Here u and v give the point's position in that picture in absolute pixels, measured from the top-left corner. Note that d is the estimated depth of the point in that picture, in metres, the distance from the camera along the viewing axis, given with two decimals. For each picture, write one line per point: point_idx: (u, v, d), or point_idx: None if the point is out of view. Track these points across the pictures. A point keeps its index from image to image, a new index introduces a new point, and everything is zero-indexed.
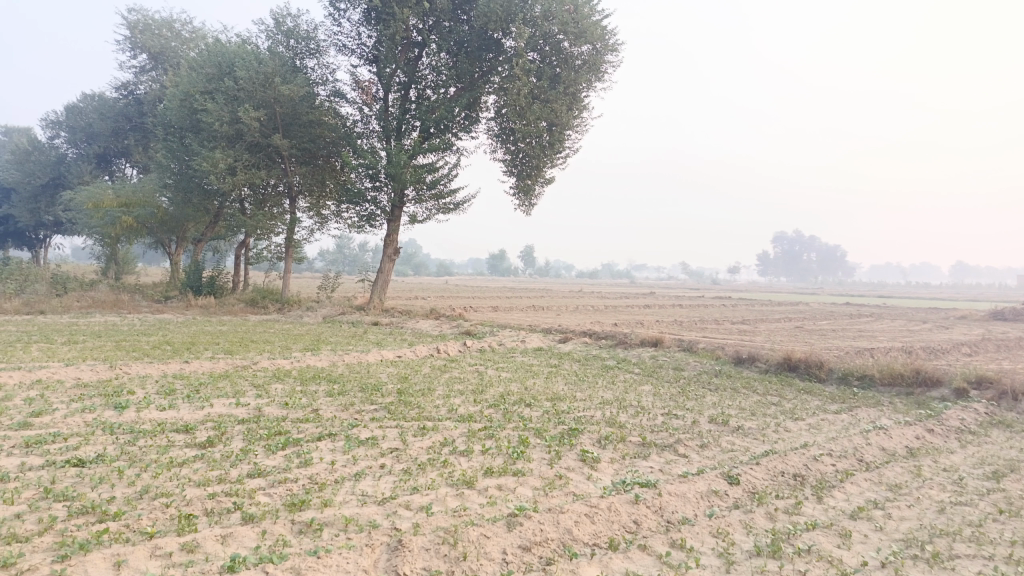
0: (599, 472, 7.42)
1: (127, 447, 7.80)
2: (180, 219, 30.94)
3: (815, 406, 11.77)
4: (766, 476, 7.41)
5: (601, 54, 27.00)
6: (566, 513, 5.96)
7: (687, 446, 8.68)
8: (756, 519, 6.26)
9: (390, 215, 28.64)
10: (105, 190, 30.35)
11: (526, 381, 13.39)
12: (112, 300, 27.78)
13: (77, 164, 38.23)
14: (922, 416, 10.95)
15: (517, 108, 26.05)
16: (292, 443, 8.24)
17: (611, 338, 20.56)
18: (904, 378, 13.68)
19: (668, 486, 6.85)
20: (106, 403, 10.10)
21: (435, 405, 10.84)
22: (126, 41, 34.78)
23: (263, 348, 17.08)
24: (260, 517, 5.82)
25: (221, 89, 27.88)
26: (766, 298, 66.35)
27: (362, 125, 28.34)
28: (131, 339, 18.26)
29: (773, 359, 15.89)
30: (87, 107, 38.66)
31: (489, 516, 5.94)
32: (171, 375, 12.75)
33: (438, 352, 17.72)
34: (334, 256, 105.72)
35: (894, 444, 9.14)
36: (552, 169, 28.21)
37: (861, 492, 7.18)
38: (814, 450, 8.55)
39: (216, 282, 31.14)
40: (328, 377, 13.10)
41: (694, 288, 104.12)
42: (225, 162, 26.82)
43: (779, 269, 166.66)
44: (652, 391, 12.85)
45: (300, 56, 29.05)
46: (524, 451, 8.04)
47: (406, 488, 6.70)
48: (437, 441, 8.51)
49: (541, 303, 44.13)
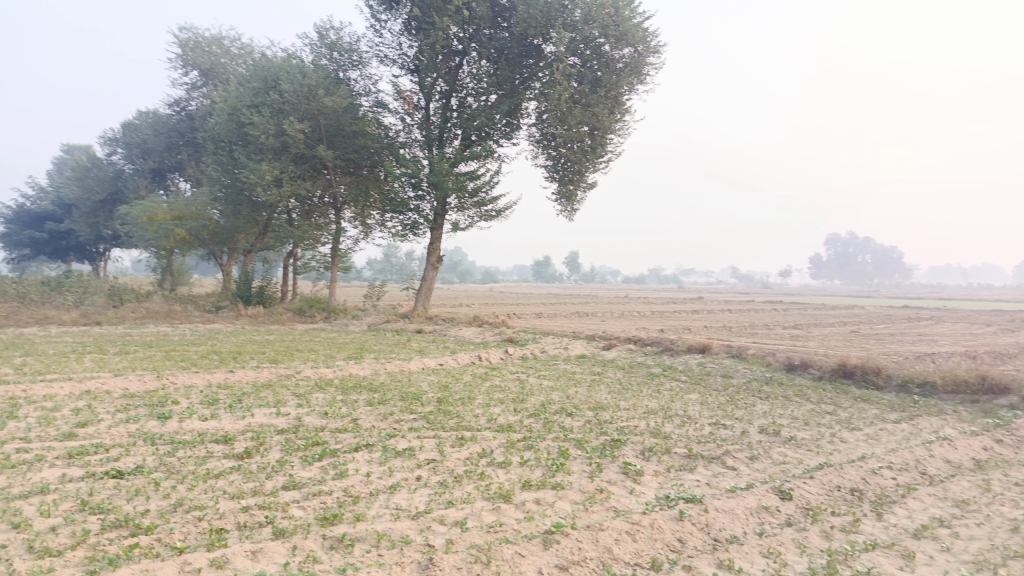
0: (643, 485, 7.13)
1: (166, 459, 7.80)
2: (230, 230, 31.55)
3: (872, 415, 11.21)
4: (820, 491, 7.00)
5: (644, 56, 26.55)
6: (605, 530, 5.68)
7: (736, 457, 8.31)
8: (810, 538, 5.87)
9: (434, 224, 28.65)
10: (159, 204, 31.13)
11: (568, 390, 13.13)
12: (165, 311, 28.45)
13: (133, 179, 39.43)
14: (990, 425, 10.31)
15: (558, 113, 25.89)
16: (328, 453, 8.14)
17: (657, 344, 20.09)
18: (968, 385, 12.95)
19: (715, 501, 6.50)
20: (150, 413, 10.21)
21: (474, 414, 10.65)
22: (177, 59, 35.75)
23: (307, 357, 17.17)
24: (290, 532, 5.70)
25: (267, 103, 28.38)
26: (819, 302, 64.62)
27: (405, 135, 28.47)
28: (180, 348, 18.58)
29: (828, 365, 15.27)
30: (142, 124, 39.81)
31: (525, 533, 5.69)
32: (216, 385, 12.87)
33: (480, 360, 17.58)
34: (381, 265, 106.98)
35: (960, 456, 8.58)
36: (594, 173, 27.85)
37: (925, 508, 6.71)
38: (872, 462, 8.07)
39: (264, 292, 31.62)
40: (370, 385, 13.05)
41: (744, 293, 101.89)
42: (272, 173, 27.31)
43: (832, 271, 162.20)
44: (699, 399, 12.43)
45: (343, 68, 29.29)
46: (564, 464, 7.78)
47: (441, 502, 6.51)
48: (475, 452, 8.32)
49: (585, 309, 43.77)
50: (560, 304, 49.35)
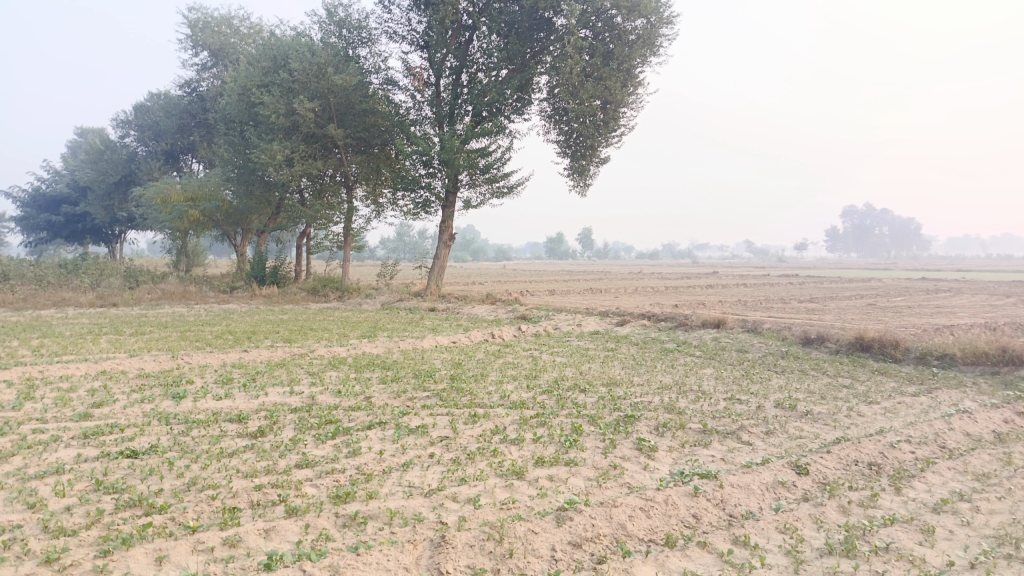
0: (657, 462, 7.06)
1: (181, 438, 7.83)
2: (243, 211, 31.55)
3: (890, 388, 11.07)
4: (838, 466, 6.89)
5: (656, 27, 26.04)
6: (619, 507, 5.62)
7: (751, 433, 8.21)
8: (827, 513, 5.79)
9: (445, 202, 28.52)
10: (173, 186, 31.17)
11: (581, 366, 13.07)
12: (180, 292, 28.59)
13: (146, 161, 39.52)
14: (1011, 397, 10.13)
15: (570, 87, 25.57)
16: (342, 432, 8.14)
17: (671, 320, 19.96)
18: (988, 357, 12.74)
19: (730, 477, 6.42)
20: (165, 393, 10.25)
21: (487, 391, 10.62)
22: (187, 39, 35.59)
23: (321, 335, 17.22)
24: (303, 510, 5.69)
25: (277, 82, 28.23)
26: (836, 275, 63.89)
27: (415, 112, 28.24)
28: (195, 329, 18.68)
29: (844, 339, 15.11)
30: (154, 105, 39.80)
31: (538, 510, 5.65)
32: (230, 364, 12.91)
33: (493, 337, 17.55)
34: (394, 244, 107.14)
35: (980, 430, 8.44)
36: (606, 148, 27.51)
37: (945, 482, 6.60)
38: (891, 436, 7.95)
39: (279, 272, 31.67)
40: (383, 363, 13.06)
41: (759, 267, 101.23)
42: (283, 153, 27.22)
43: (849, 244, 160.52)
44: (714, 374, 12.34)
45: (353, 45, 29.03)
46: (577, 440, 7.72)
47: (454, 479, 6.48)
48: (488, 429, 8.28)
49: (599, 286, 43.64)
50: (573, 281, 49.23)
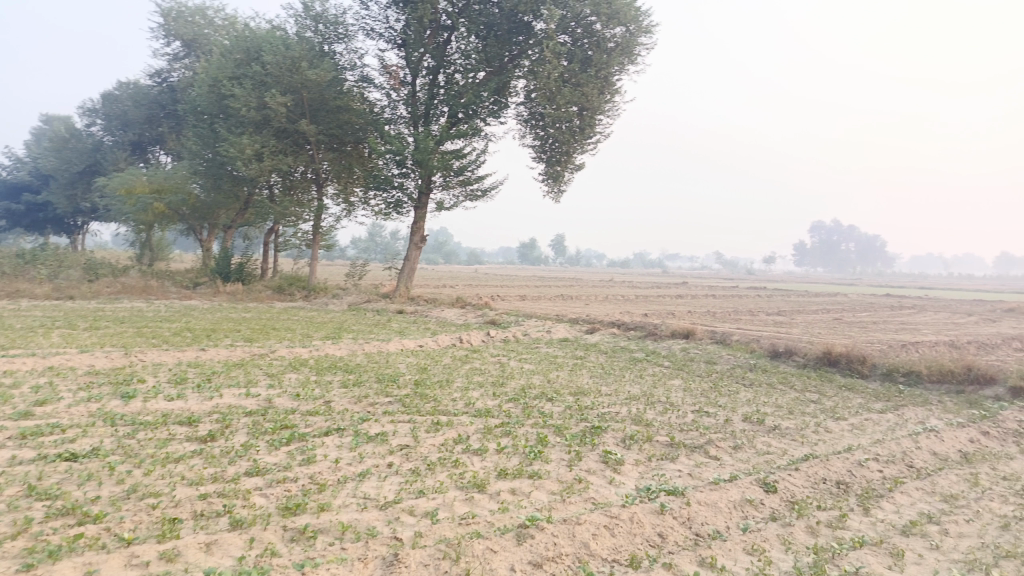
0: (623, 476, 6.86)
1: (126, 441, 7.43)
2: (211, 206, 30.83)
3: (857, 404, 11.04)
4: (806, 484, 6.76)
5: (635, 36, 26.09)
6: (583, 524, 5.40)
7: (719, 447, 8.06)
8: (795, 534, 5.62)
9: (418, 203, 28.21)
10: (138, 177, 30.32)
11: (549, 374, 12.87)
12: (141, 286, 27.81)
13: (113, 151, 38.50)
14: (976, 417, 10.13)
15: (547, 92, 25.43)
16: (297, 437, 7.79)
17: (641, 329, 19.88)
18: (954, 375, 12.79)
19: (698, 494, 6.24)
20: (114, 392, 9.78)
21: (452, 398, 10.34)
22: (159, 29, 34.73)
23: (284, 336, 16.78)
24: (249, 522, 5.36)
25: (249, 75, 27.66)
26: (803, 289, 64.65)
27: (390, 111, 27.86)
28: (153, 325, 18.07)
29: (812, 353, 15.11)
30: (122, 95, 38.84)
31: (497, 527, 5.39)
32: (186, 363, 12.44)
33: (461, 342, 17.27)
34: (365, 244, 106.25)
35: (947, 449, 8.39)
36: (582, 154, 27.44)
37: (913, 503, 6.49)
38: (858, 454, 7.85)
39: (244, 269, 30.96)
40: (345, 366, 12.69)
41: (727, 280, 101.85)
42: (252, 147, 26.63)
43: (816, 258, 162.95)
44: (682, 385, 12.21)
45: (329, 41, 28.57)
46: (542, 451, 7.48)
47: (412, 491, 6.20)
48: (450, 438, 8.02)
49: (570, 292, 43.52)
50: (544, 288, 49.03)
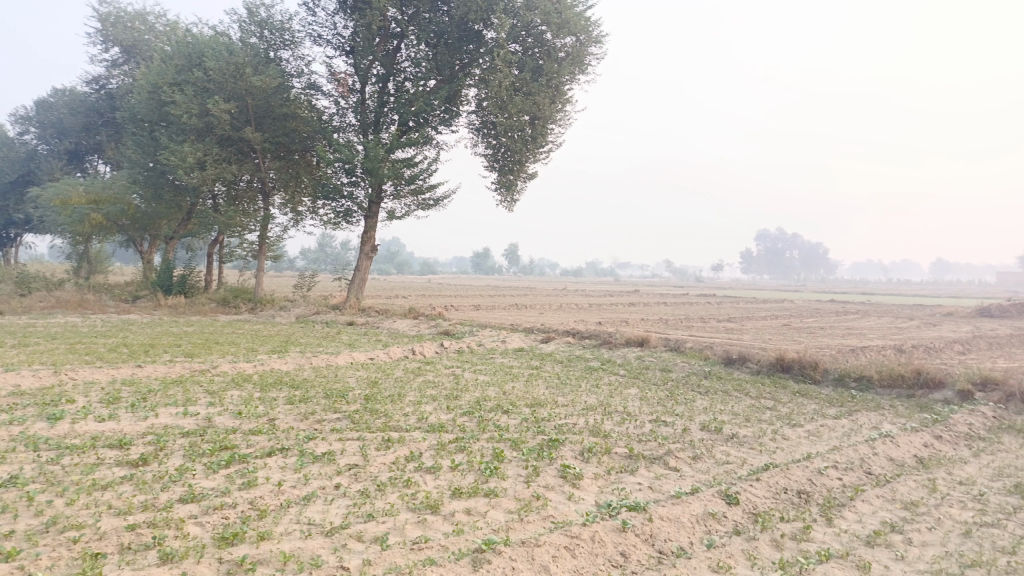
0: (582, 491, 6.62)
1: (48, 467, 6.85)
2: (151, 217, 29.67)
3: (812, 410, 11.04)
4: (767, 494, 6.61)
5: (585, 45, 26.19)
6: (542, 546, 5.13)
7: (678, 457, 7.89)
8: (760, 548, 5.45)
9: (368, 212, 27.70)
10: (74, 187, 29.00)
11: (504, 385, 12.57)
12: (77, 300, 26.57)
13: (47, 160, 36.88)
14: (928, 421, 10.21)
15: (499, 101, 25.25)
16: (237, 459, 7.33)
17: (596, 337, 19.76)
18: (904, 380, 12.95)
19: (659, 508, 6.02)
20: (39, 414, 9.11)
21: (404, 412, 9.96)
22: (96, 34, 33.42)
23: (228, 350, 16.11)
24: (180, 555, 4.91)
25: (191, 81, 26.78)
26: (751, 296, 65.89)
27: (338, 119, 27.29)
28: (87, 341, 17.15)
29: (765, 359, 15.17)
30: (58, 102, 37.30)
31: (452, 551, 5.08)
32: (120, 381, 11.76)
33: (413, 353, 16.85)
34: (315, 255, 104.53)
35: (903, 454, 8.39)
36: (534, 163, 27.34)
37: (874, 512, 6.41)
38: (818, 461, 7.76)
39: (187, 281, 29.89)
40: (292, 382, 12.16)
41: (677, 287, 103.06)
42: (194, 155, 25.74)
43: (763, 266, 166.70)
44: (639, 394, 12.06)
45: (274, 47, 27.89)
46: (498, 467, 7.19)
47: (360, 515, 5.83)
48: (402, 455, 7.66)
49: (524, 301, 43.27)
50: (498, 297, 48.78)
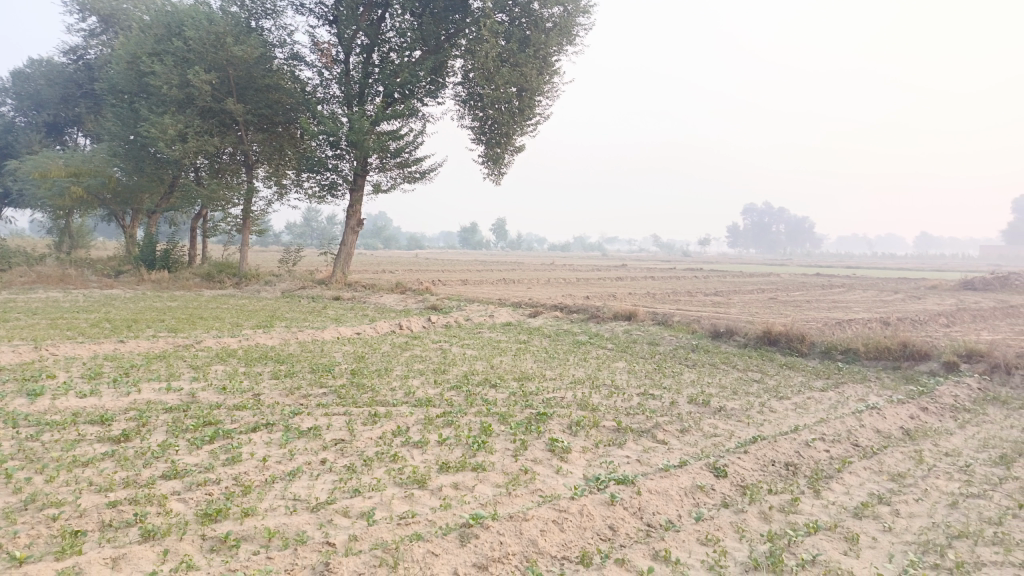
0: (570, 465, 6.58)
1: (28, 444, 6.73)
2: (133, 190, 29.16)
3: (798, 382, 11.07)
4: (756, 467, 6.60)
5: (573, 16, 25.79)
6: (529, 520, 5.08)
7: (666, 430, 7.87)
8: (749, 521, 5.44)
9: (353, 185, 27.39)
10: (53, 160, 28.41)
11: (492, 359, 12.51)
12: (58, 275, 26.17)
13: (25, 133, 36.13)
14: (914, 393, 10.26)
15: (485, 72, 24.88)
16: (221, 435, 7.22)
17: (583, 312, 19.71)
18: (890, 352, 13.00)
19: (648, 482, 5.99)
20: (19, 390, 8.93)
21: (390, 387, 9.89)
22: (73, 2, 32.52)
23: (212, 325, 15.91)
24: (162, 532, 4.82)
25: (170, 51, 26.21)
26: (737, 270, 65.94)
27: (322, 90, 26.84)
28: (68, 316, 16.89)
29: (753, 332, 15.20)
30: (34, 73, 36.49)
31: (439, 526, 5.02)
32: (103, 356, 11.58)
33: (400, 328, 16.74)
34: (301, 230, 103.82)
35: (889, 426, 8.42)
36: (521, 136, 27.04)
37: (862, 484, 6.42)
38: (805, 433, 7.77)
39: (171, 256, 29.51)
40: (277, 357, 12.04)
41: (664, 262, 103.13)
42: (175, 127, 25.23)
43: (749, 240, 167.12)
44: (627, 368, 12.04)
45: (256, 16, 27.28)
46: (486, 442, 7.13)
47: (346, 490, 5.76)
48: (389, 430, 7.58)
49: (512, 276, 43.10)
50: (486, 272, 48.63)
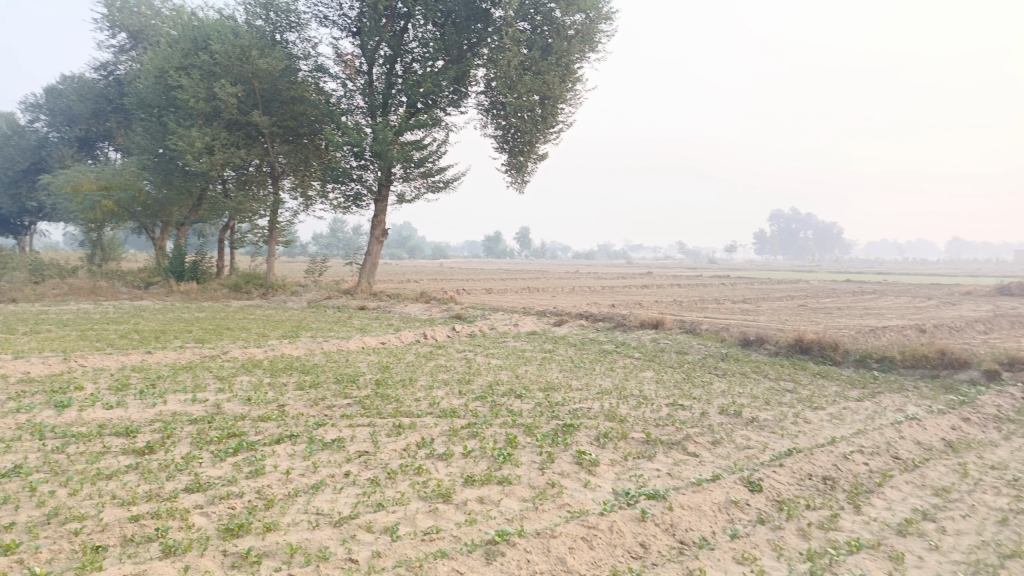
0: (599, 478, 6.41)
1: (53, 456, 6.72)
2: (163, 203, 29.54)
3: (834, 392, 10.76)
4: (792, 481, 6.37)
5: (595, 23, 25.65)
6: (558, 537, 4.91)
7: (697, 442, 7.65)
8: (786, 538, 5.22)
9: (378, 195, 27.47)
10: (85, 174, 28.91)
11: (517, 369, 12.36)
12: (90, 287, 26.60)
13: (58, 148, 36.89)
14: (955, 403, 9.91)
15: (508, 80, 24.84)
16: (244, 447, 7.16)
17: (609, 320, 19.49)
18: (928, 360, 12.61)
19: (680, 497, 5.79)
20: (47, 401, 8.98)
21: (415, 397, 9.78)
22: (104, 20, 33.14)
23: (238, 336, 15.97)
24: (183, 548, 4.73)
25: (197, 64, 26.57)
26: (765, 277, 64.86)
27: (346, 101, 26.99)
28: (98, 328, 17.07)
29: (784, 341, 14.86)
30: (67, 89, 37.26)
31: (464, 543, 4.87)
32: (130, 368, 11.65)
33: (425, 338, 16.68)
34: (327, 240, 104.89)
35: (930, 438, 8.11)
36: (544, 144, 26.92)
37: (904, 498, 6.16)
38: (843, 446, 7.50)
39: (199, 267, 29.82)
40: (302, 367, 12.00)
41: (689, 269, 102.27)
42: (202, 140, 25.54)
43: (776, 246, 165.02)
44: (654, 377, 11.82)
45: (280, 29, 27.55)
46: (512, 454, 6.97)
47: (370, 504, 5.64)
48: (413, 442, 7.47)
49: (537, 285, 42.90)
50: (510, 280, 48.54)
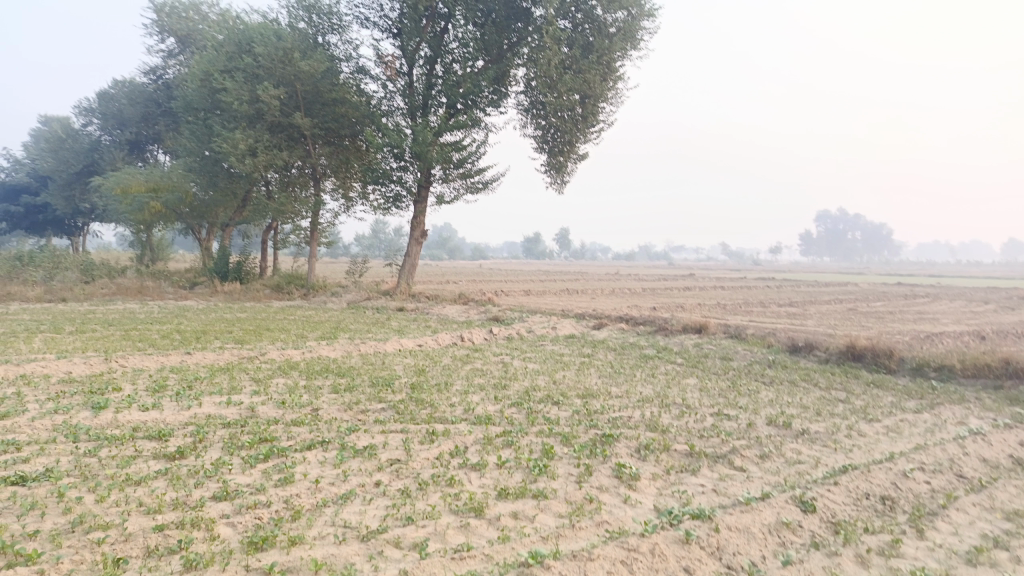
0: (639, 494, 6.08)
1: (84, 460, 6.66)
2: (208, 204, 29.98)
3: (890, 403, 10.19)
4: (847, 501, 5.96)
5: (637, 20, 25.10)
6: (595, 560, 4.62)
7: (744, 456, 7.25)
8: (844, 565, 4.83)
9: (417, 196, 27.44)
10: (133, 176, 29.49)
11: (555, 374, 12.05)
12: (137, 287, 27.12)
13: (110, 151, 37.81)
14: (1022, 416, 9.29)
15: (548, 79, 24.46)
16: (275, 453, 7.02)
17: (650, 324, 19.03)
18: (991, 370, 11.92)
19: (727, 517, 5.43)
20: (84, 403, 8.98)
21: (450, 403, 9.53)
22: (153, 25, 33.84)
23: (277, 337, 15.98)
24: (204, 562, 4.56)
25: (241, 67, 26.86)
26: (812, 279, 63.13)
27: (386, 103, 27.02)
28: (141, 328, 17.25)
29: (835, 348, 14.26)
30: (118, 93, 38.15)
31: (495, 564, 4.60)
32: (169, 369, 11.67)
33: (462, 340, 16.47)
34: (369, 241, 106.09)
35: (996, 455, 7.57)
36: (585, 144, 26.59)
37: (972, 522, 5.70)
38: (901, 462, 7.02)
39: (242, 268, 30.18)
40: (338, 370, 11.87)
41: (732, 272, 100.36)
42: (245, 142, 25.87)
43: (823, 248, 161.11)
44: (698, 385, 11.38)
45: (322, 31, 27.72)
46: (548, 466, 6.69)
47: (399, 518, 5.41)
48: (446, 450, 7.23)
49: (577, 286, 42.35)
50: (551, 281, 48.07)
